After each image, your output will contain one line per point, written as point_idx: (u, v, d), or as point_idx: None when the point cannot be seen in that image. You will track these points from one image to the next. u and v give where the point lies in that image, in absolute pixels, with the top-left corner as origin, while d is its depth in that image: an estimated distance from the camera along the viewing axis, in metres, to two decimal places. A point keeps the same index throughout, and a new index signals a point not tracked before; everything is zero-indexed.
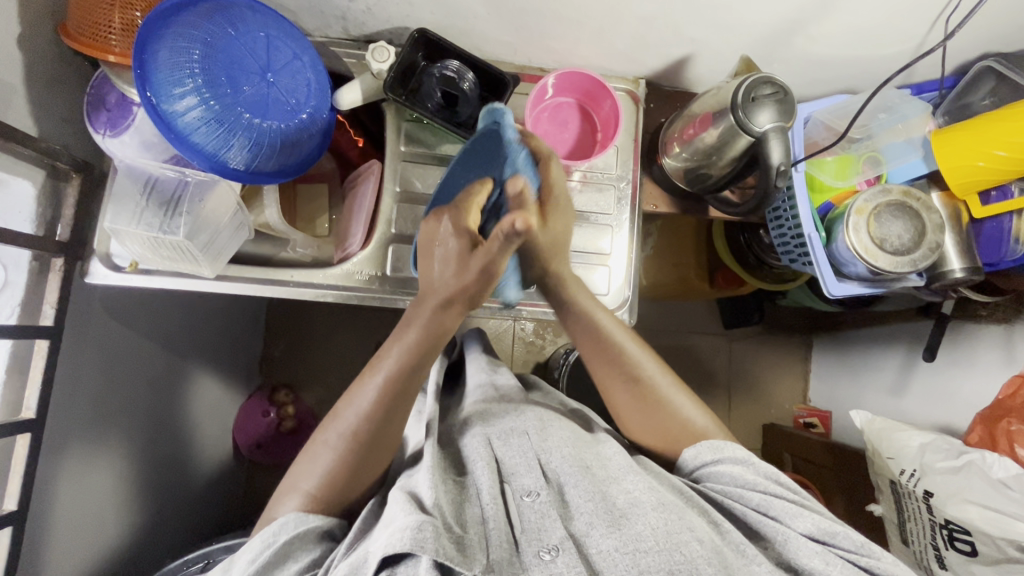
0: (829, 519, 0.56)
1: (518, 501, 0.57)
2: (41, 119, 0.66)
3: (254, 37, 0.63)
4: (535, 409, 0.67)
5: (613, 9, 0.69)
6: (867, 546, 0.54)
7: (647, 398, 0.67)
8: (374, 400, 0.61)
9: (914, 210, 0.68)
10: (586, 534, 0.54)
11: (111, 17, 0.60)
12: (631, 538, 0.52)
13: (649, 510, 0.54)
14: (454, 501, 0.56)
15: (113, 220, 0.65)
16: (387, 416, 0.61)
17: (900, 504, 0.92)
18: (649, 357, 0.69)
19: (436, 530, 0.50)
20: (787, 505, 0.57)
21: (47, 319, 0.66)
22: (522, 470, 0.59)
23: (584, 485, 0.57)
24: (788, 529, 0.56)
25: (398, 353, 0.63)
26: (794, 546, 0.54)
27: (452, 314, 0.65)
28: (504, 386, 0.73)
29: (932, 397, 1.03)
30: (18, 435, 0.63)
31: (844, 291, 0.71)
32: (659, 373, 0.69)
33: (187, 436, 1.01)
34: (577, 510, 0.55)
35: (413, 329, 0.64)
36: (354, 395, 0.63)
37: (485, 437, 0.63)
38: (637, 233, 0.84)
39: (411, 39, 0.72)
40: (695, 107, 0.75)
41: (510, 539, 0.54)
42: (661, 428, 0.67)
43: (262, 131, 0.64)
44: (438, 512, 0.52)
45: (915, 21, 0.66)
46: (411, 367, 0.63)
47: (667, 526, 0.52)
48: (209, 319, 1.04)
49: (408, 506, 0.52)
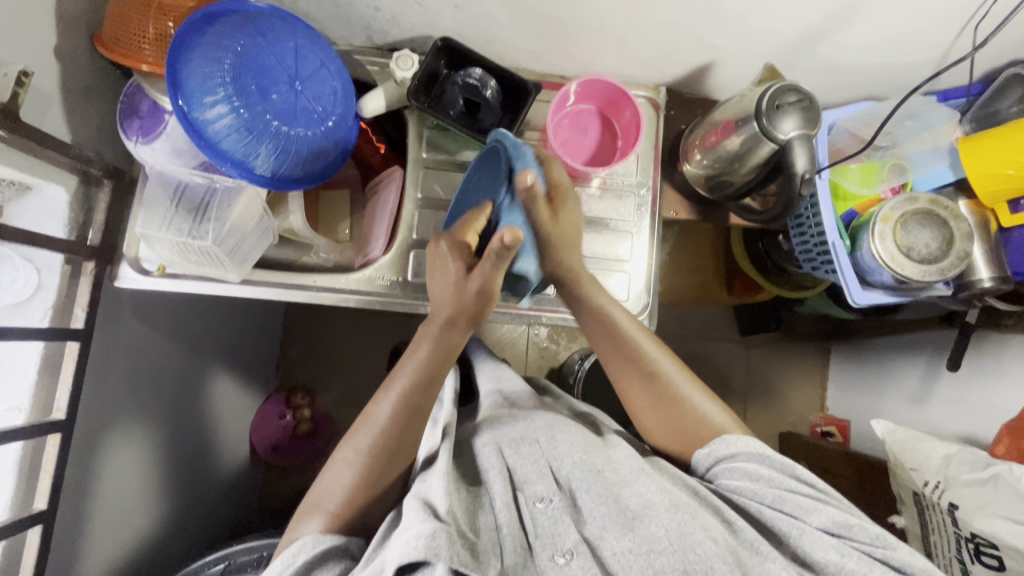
0: (844, 512, 0.56)
1: (529, 508, 0.57)
2: (76, 127, 0.68)
3: (284, 46, 0.64)
4: (544, 416, 0.67)
5: (637, 17, 0.69)
6: (882, 538, 0.54)
7: (665, 395, 0.67)
8: (389, 416, 0.62)
9: (943, 218, 0.67)
10: (601, 538, 0.53)
11: (146, 27, 0.62)
12: (645, 539, 0.52)
13: (661, 512, 0.54)
14: (467, 509, 0.56)
15: (144, 226, 0.66)
16: (404, 430, 0.62)
17: (923, 516, 0.90)
18: (666, 357, 0.69)
19: (449, 537, 0.50)
20: (803, 500, 0.57)
21: (78, 322, 0.67)
22: (533, 478, 0.59)
23: (596, 489, 0.56)
24: (803, 523, 0.55)
25: (410, 373, 0.64)
26: (808, 543, 0.54)
27: (459, 331, 0.67)
28: (513, 395, 0.74)
29: (957, 407, 1.02)
30: (48, 435, 0.64)
31: (868, 300, 0.70)
32: (677, 372, 0.68)
33: (208, 437, 1.02)
34: (590, 515, 0.55)
35: (424, 347, 0.66)
36: (370, 412, 0.64)
37: (496, 446, 0.63)
38: (657, 239, 0.84)
39: (434, 47, 0.73)
40: (717, 115, 0.75)
41: (523, 545, 0.54)
42: (680, 426, 0.66)
43: (289, 139, 0.65)
44: (452, 518, 0.53)
45: (943, 27, 0.65)
46: (424, 384, 0.64)
47: (680, 526, 0.52)
48: (230, 323, 1.05)
49: (423, 513, 0.52)
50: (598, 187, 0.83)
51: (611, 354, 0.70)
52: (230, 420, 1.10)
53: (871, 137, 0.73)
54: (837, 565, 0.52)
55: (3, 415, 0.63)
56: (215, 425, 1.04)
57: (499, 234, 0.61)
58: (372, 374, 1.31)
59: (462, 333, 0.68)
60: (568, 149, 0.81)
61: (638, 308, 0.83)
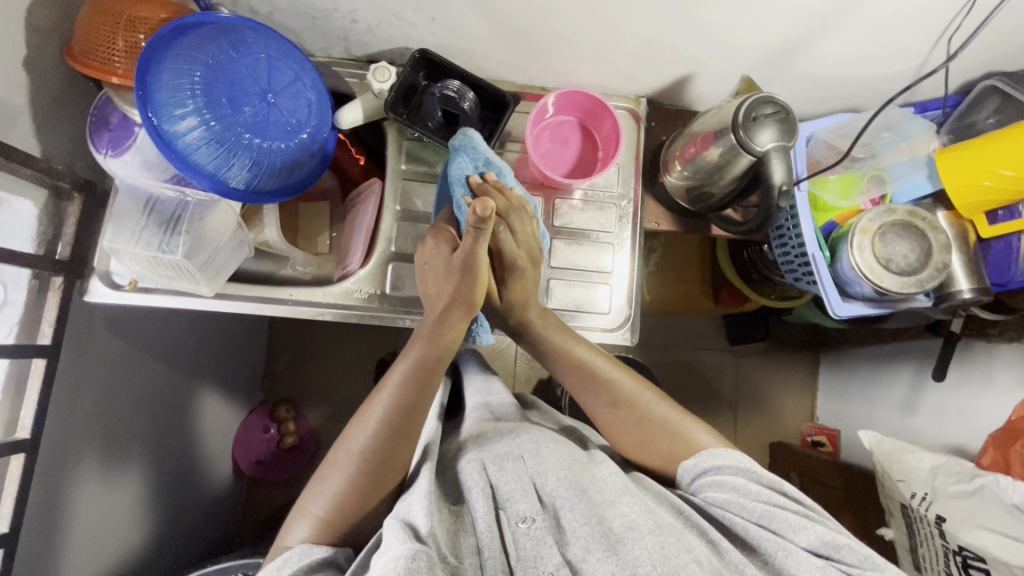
0: (832, 532, 0.54)
1: (512, 529, 0.55)
2: (45, 140, 0.67)
3: (255, 59, 0.63)
4: (529, 431, 0.65)
5: (615, 29, 0.69)
6: (870, 559, 0.52)
7: (632, 417, 0.67)
8: (381, 418, 0.61)
9: (920, 229, 0.66)
10: (584, 560, 0.52)
11: (115, 39, 0.61)
12: (629, 564, 0.50)
13: (644, 535, 0.53)
14: (449, 531, 0.55)
15: (113, 239, 0.65)
16: (395, 436, 0.60)
17: (911, 528, 0.90)
18: (626, 377, 0.70)
19: (430, 560, 0.48)
20: (790, 517, 0.55)
21: (46, 338, 0.66)
22: (517, 496, 0.57)
23: (580, 508, 0.55)
24: (790, 543, 0.54)
25: (402, 371, 0.64)
26: (795, 562, 0.52)
27: (455, 318, 0.65)
28: (494, 409, 0.73)
29: (945, 417, 1.01)
30: (12, 455, 0.62)
31: (849, 311, 0.70)
32: (639, 389, 0.69)
33: (187, 453, 1.00)
34: (573, 535, 0.54)
35: (418, 346, 0.65)
36: (361, 417, 0.62)
37: (479, 462, 0.61)
38: (639, 251, 0.83)
39: (412, 59, 0.72)
40: (696, 126, 0.74)
41: (504, 568, 0.53)
42: (651, 446, 0.65)
43: (262, 151, 0.64)
44: (433, 540, 0.51)
45: (918, 40, 0.65)
46: (417, 383, 0.63)
47: (664, 549, 0.51)
48: (210, 337, 1.04)
49: (404, 534, 0.51)
50: (580, 199, 0.83)
51: (562, 369, 0.71)
52: (211, 435, 1.08)
53: (848, 148, 0.72)
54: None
55: None
56: (194, 442, 1.02)
57: (472, 204, 0.56)
58: (358, 386, 1.30)
59: (462, 318, 0.66)
60: (548, 161, 0.81)
61: (619, 321, 0.82)
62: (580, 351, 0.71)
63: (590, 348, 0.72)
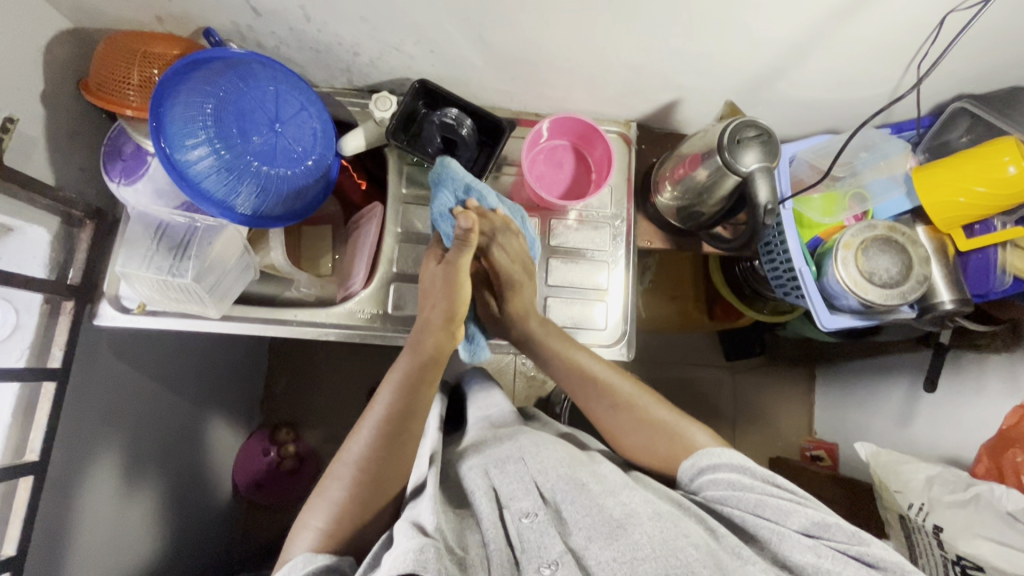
0: (821, 513, 0.56)
1: (516, 524, 0.57)
2: (59, 170, 0.70)
3: (264, 91, 0.66)
4: (529, 435, 0.67)
5: (604, 59, 0.73)
6: (858, 535, 0.54)
7: (632, 420, 0.69)
8: (374, 430, 0.63)
9: (899, 244, 0.69)
10: (586, 547, 0.53)
11: (130, 74, 0.64)
12: (627, 547, 0.52)
13: (645, 520, 0.54)
14: (454, 528, 0.56)
15: (125, 264, 0.66)
16: (390, 445, 0.62)
17: (910, 540, 0.90)
18: (624, 381, 0.72)
19: (437, 552, 0.49)
20: (782, 504, 0.57)
21: (56, 362, 0.68)
22: (519, 494, 0.59)
23: (580, 501, 0.57)
24: (782, 527, 0.55)
25: (393, 380, 0.66)
26: (788, 544, 0.54)
27: (436, 333, 0.69)
28: (500, 419, 0.75)
29: (938, 427, 1.03)
30: (21, 477, 0.63)
31: (837, 324, 0.72)
32: (638, 393, 0.71)
33: (189, 477, 1.01)
34: (575, 525, 0.55)
35: (406, 356, 0.68)
36: (356, 430, 0.64)
37: (483, 468, 0.63)
38: (633, 267, 0.86)
39: (412, 89, 0.76)
40: (684, 149, 0.78)
41: (510, 560, 0.54)
42: (651, 450, 0.68)
43: (269, 179, 0.67)
44: (440, 534, 0.53)
45: (891, 65, 0.69)
46: (407, 395, 0.65)
47: (662, 533, 0.53)
48: (212, 359, 1.05)
49: (411, 531, 0.52)
50: (575, 219, 0.86)
51: (560, 370, 0.74)
52: (212, 458, 1.08)
53: (828, 168, 0.75)
54: (814, 567, 0.52)
55: None
56: (195, 463, 1.02)
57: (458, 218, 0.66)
58: (359, 407, 1.31)
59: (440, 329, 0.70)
60: (543, 183, 0.84)
61: (616, 336, 0.84)
62: (575, 352, 0.74)
63: (589, 354, 0.75)
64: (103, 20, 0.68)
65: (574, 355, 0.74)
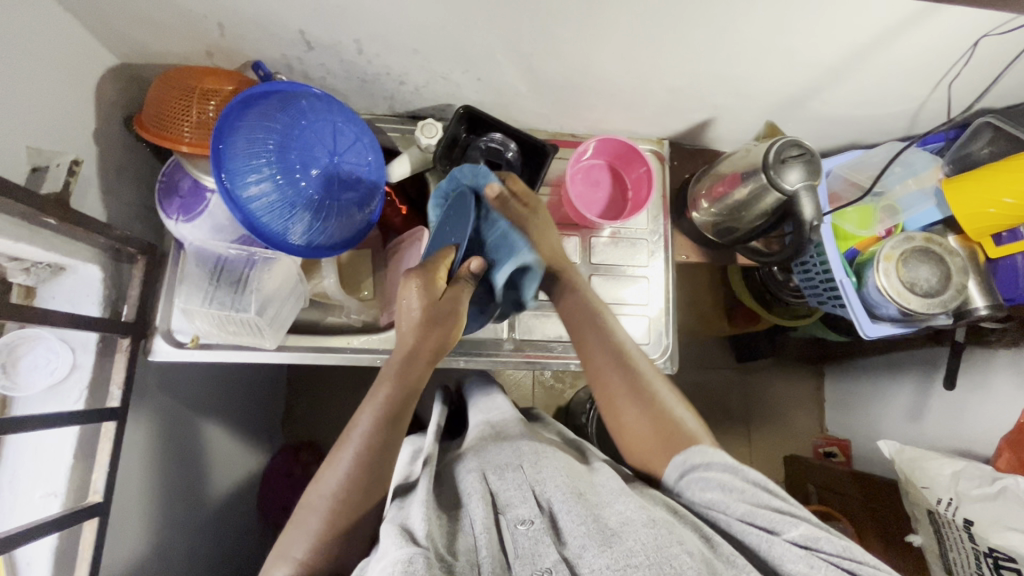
0: (814, 526, 0.55)
1: (511, 531, 0.56)
2: (109, 206, 0.69)
3: (322, 125, 0.66)
4: (530, 442, 0.67)
5: (645, 83, 0.75)
6: (851, 550, 0.53)
7: (641, 387, 0.69)
8: (350, 463, 0.60)
9: (938, 254, 0.72)
10: (580, 556, 0.52)
11: (190, 113, 0.64)
12: (621, 554, 0.51)
13: (638, 527, 0.53)
14: (446, 534, 0.54)
15: (187, 301, 0.71)
16: (371, 475, 0.60)
17: (939, 533, 0.95)
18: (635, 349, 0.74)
19: (427, 560, 0.48)
20: (775, 514, 0.56)
21: (115, 400, 0.67)
22: (517, 501, 0.59)
23: (576, 510, 0.56)
24: (774, 536, 0.54)
25: (370, 415, 0.62)
26: (779, 552, 0.53)
27: (421, 366, 0.65)
28: (500, 422, 0.75)
29: (950, 422, 1.07)
30: (86, 521, 0.63)
31: (879, 332, 0.74)
32: (650, 371, 0.72)
33: (224, 506, 1.00)
34: (570, 534, 0.55)
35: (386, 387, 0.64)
36: (332, 459, 0.61)
37: (480, 473, 0.63)
38: (672, 286, 0.89)
39: (457, 115, 0.76)
40: (723, 167, 0.80)
41: (501, 564, 0.53)
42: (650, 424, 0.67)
43: (325, 210, 0.68)
44: (430, 542, 0.51)
45: (922, 84, 0.72)
46: (386, 430, 0.62)
47: (656, 540, 0.52)
48: (236, 383, 1.04)
49: (400, 538, 0.51)
50: (609, 236, 0.88)
51: (599, 351, 0.72)
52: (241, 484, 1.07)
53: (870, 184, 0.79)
54: None
55: (40, 501, 0.63)
56: (224, 492, 1.01)
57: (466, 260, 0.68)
58: None
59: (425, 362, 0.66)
60: (583, 202, 0.85)
61: (659, 350, 0.87)
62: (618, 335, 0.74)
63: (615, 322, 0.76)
64: (152, 58, 0.69)
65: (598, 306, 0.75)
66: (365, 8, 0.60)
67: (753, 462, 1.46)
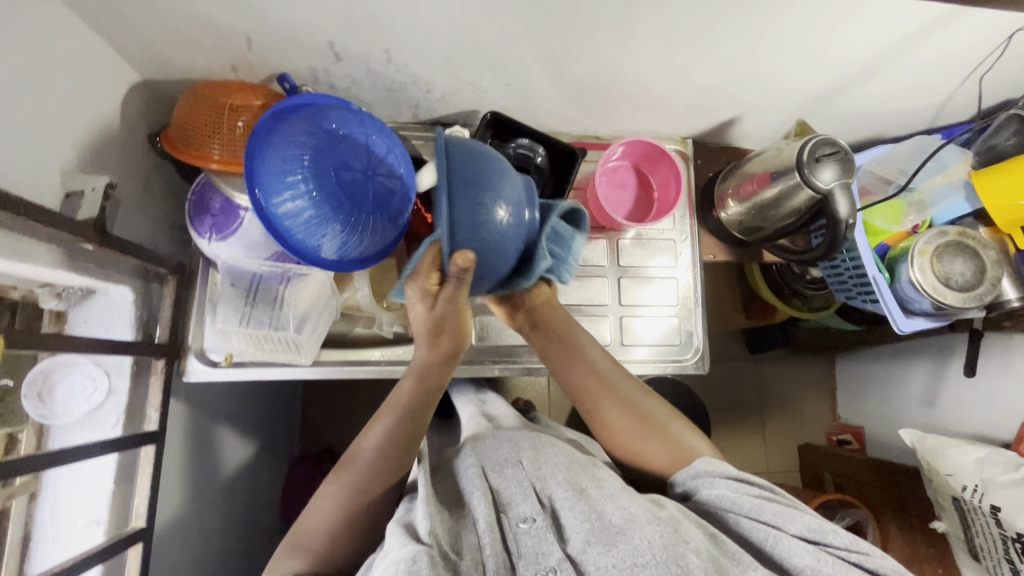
0: (818, 519, 0.55)
1: (513, 529, 0.55)
2: (138, 226, 0.68)
3: (355, 138, 0.65)
4: (528, 438, 0.68)
5: (674, 84, 0.74)
6: (858, 542, 0.52)
7: (639, 411, 0.69)
8: (366, 463, 0.59)
9: (973, 248, 0.73)
10: (584, 552, 0.51)
11: (220, 130, 0.63)
12: (628, 554, 0.49)
13: (644, 525, 0.52)
14: (450, 531, 0.53)
15: (225, 320, 0.71)
16: (386, 472, 0.60)
17: (965, 519, 0.95)
18: (621, 371, 0.73)
19: (431, 560, 0.47)
20: (778, 508, 0.56)
21: (152, 424, 0.67)
22: (518, 498, 0.58)
23: (579, 506, 0.55)
24: (779, 531, 0.54)
25: (384, 424, 0.60)
26: (784, 547, 0.53)
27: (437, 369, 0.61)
28: (495, 413, 0.79)
29: (965, 407, 1.08)
30: (131, 546, 0.62)
31: (913, 327, 0.75)
32: (636, 392, 0.71)
33: (256, 519, 0.99)
34: (572, 531, 0.53)
35: (404, 389, 0.61)
36: (344, 462, 0.61)
37: (479, 468, 0.63)
38: (699, 286, 0.89)
39: (485, 121, 0.75)
40: (751, 166, 0.80)
41: (507, 565, 0.52)
42: (664, 448, 0.67)
43: (357, 221, 0.64)
44: (434, 539, 0.50)
45: (951, 78, 0.72)
46: (402, 439, 0.60)
47: (664, 539, 0.50)
48: (259, 395, 1.03)
49: (404, 537, 0.50)
50: (633, 238, 0.88)
51: (606, 403, 0.70)
52: (271, 496, 1.07)
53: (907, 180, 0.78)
54: (813, 570, 0.50)
55: (84, 529, 0.62)
56: (258, 504, 1.01)
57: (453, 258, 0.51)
58: None
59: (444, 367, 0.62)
60: (610, 204, 0.85)
61: (690, 350, 0.87)
62: (619, 386, 0.70)
63: (598, 347, 0.74)
64: (177, 74, 0.67)
65: (581, 336, 0.73)
66: (398, 18, 0.59)
67: (768, 452, 1.47)
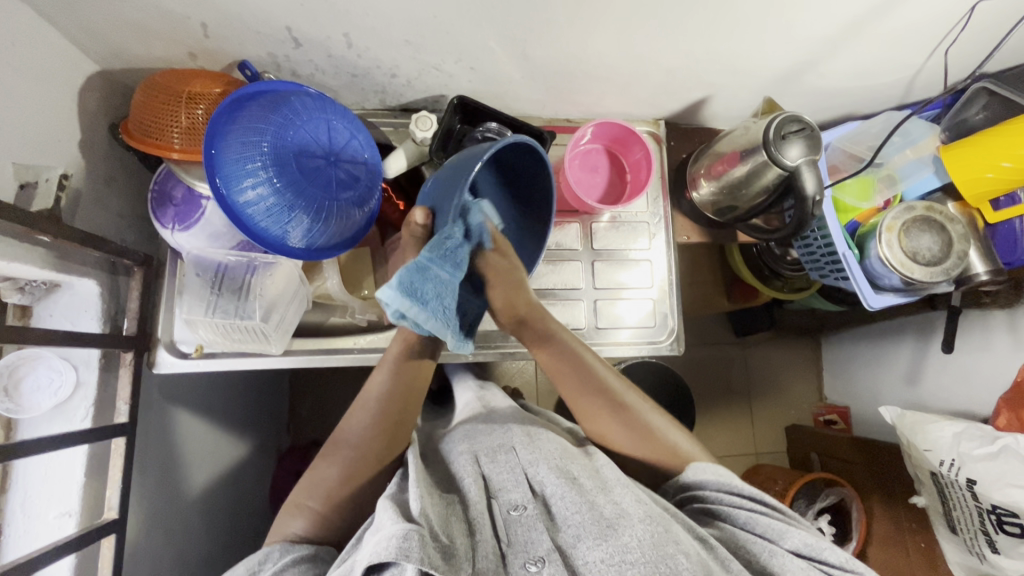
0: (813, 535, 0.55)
1: (503, 516, 0.55)
2: (101, 218, 0.68)
3: (316, 123, 0.64)
4: (519, 424, 0.68)
5: (640, 65, 0.74)
6: (851, 561, 0.53)
7: (636, 424, 0.67)
8: (369, 423, 0.63)
9: (939, 222, 0.74)
10: (574, 546, 0.51)
11: (178, 118, 0.62)
12: (617, 549, 0.49)
13: (636, 522, 0.51)
14: (441, 514, 0.53)
15: (190, 311, 0.71)
16: (391, 435, 0.64)
17: (943, 493, 0.95)
18: (621, 382, 0.70)
19: (422, 539, 0.47)
20: (773, 522, 0.56)
21: (123, 416, 0.66)
22: (509, 486, 0.58)
23: (571, 496, 0.55)
24: (774, 545, 0.54)
25: (385, 376, 0.66)
26: (781, 563, 0.53)
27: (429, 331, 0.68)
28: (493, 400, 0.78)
29: (946, 384, 1.08)
30: (104, 537, 0.62)
31: (883, 303, 0.76)
32: (638, 400, 0.69)
33: (241, 511, 0.99)
34: (564, 522, 0.54)
35: (397, 345, 0.67)
36: (351, 417, 0.65)
37: (473, 455, 0.63)
38: (674, 267, 0.89)
39: (451, 106, 0.75)
40: (722, 146, 0.80)
41: (498, 554, 0.52)
42: (652, 452, 0.67)
43: (322, 209, 0.65)
44: (425, 520, 0.50)
45: (917, 53, 0.72)
46: (404, 392, 0.66)
47: (653, 538, 0.50)
48: (241, 388, 1.02)
49: (396, 515, 0.50)
50: (607, 221, 0.88)
51: (606, 418, 0.68)
52: (258, 488, 1.07)
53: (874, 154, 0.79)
54: None
55: (56, 522, 0.62)
56: (244, 496, 1.00)
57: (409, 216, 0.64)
58: None
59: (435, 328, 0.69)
60: (582, 188, 0.85)
61: (664, 333, 0.87)
62: (626, 398, 0.69)
63: (597, 358, 0.71)
64: (135, 63, 0.67)
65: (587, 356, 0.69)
66: (355, 4, 0.58)
67: (755, 433, 1.48)
